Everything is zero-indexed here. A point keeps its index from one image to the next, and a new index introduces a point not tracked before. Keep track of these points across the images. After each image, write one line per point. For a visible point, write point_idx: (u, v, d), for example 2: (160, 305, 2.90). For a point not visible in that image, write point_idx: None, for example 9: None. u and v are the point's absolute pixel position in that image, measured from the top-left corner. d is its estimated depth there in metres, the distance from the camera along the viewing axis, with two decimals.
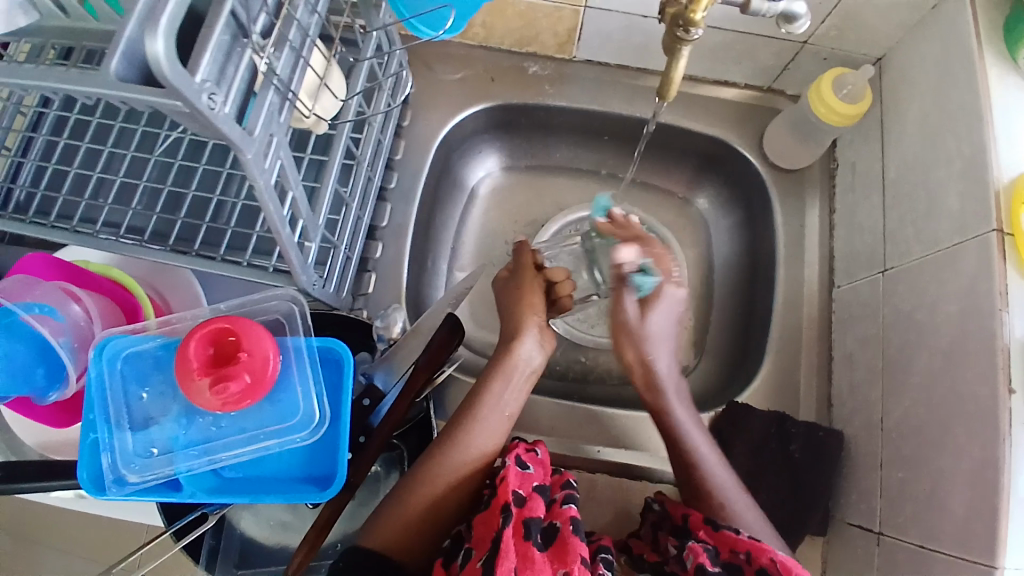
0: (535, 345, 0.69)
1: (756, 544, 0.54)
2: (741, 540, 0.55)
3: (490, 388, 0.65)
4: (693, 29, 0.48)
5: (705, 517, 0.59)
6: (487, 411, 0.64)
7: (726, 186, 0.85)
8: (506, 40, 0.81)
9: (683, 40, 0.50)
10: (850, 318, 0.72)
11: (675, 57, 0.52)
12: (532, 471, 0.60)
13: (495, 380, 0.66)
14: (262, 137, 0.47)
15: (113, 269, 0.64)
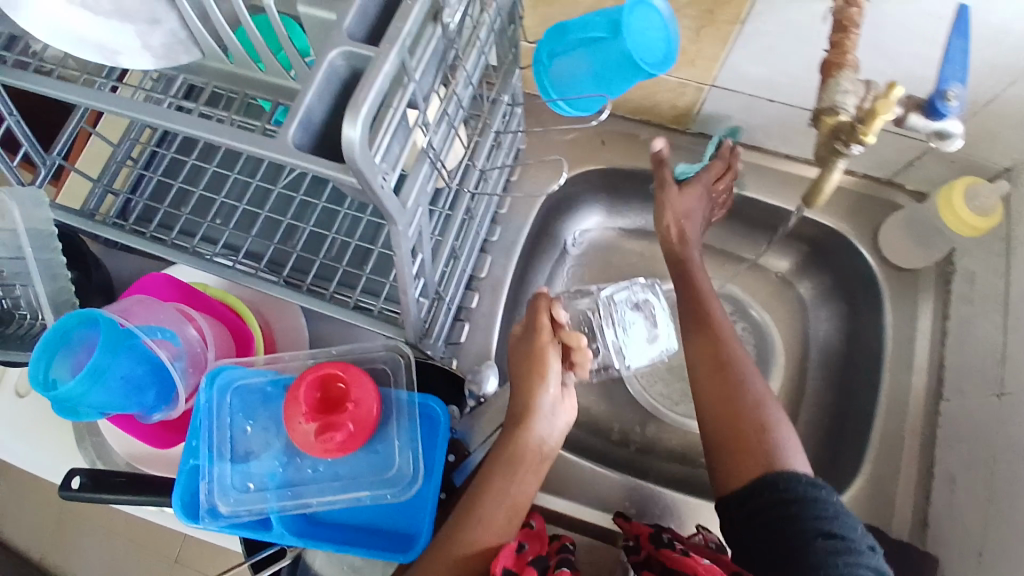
0: (556, 421, 0.56)
1: (684, 559, 0.58)
2: (675, 557, 0.59)
3: (508, 476, 0.54)
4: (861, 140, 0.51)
5: (649, 533, 0.64)
6: (492, 509, 0.52)
7: (827, 275, 0.83)
8: (621, 106, 0.81)
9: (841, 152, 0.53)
10: (957, 436, 0.68)
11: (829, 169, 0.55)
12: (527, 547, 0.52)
13: (497, 474, 0.54)
14: (411, 208, 0.48)
15: (230, 296, 0.66)
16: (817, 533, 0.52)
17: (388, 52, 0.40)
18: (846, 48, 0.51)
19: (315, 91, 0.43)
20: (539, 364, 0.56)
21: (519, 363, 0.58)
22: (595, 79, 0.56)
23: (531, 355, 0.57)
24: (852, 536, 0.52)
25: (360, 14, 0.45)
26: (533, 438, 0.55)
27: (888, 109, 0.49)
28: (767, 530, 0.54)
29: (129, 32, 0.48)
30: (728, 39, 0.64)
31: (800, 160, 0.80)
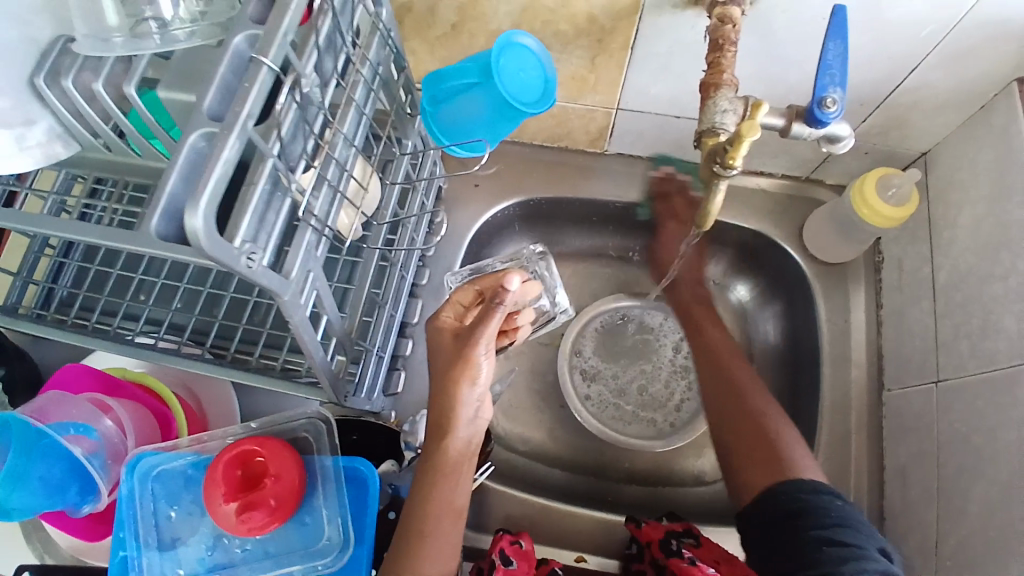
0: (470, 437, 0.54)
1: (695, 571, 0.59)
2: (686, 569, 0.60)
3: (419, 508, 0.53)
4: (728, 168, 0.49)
5: (660, 540, 0.65)
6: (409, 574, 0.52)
7: (765, 275, 0.82)
8: (538, 136, 0.81)
9: (720, 176, 0.51)
10: (903, 428, 0.68)
11: (712, 190, 0.53)
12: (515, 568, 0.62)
13: (426, 479, 0.53)
14: (298, 278, 0.47)
15: (146, 377, 0.65)
16: (825, 504, 0.55)
17: (228, 135, 0.38)
18: (722, 67, 0.51)
19: (178, 177, 0.40)
20: (466, 369, 0.51)
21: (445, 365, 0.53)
22: (482, 126, 0.55)
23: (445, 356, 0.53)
24: (850, 512, 0.54)
25: (226, 89, 0.42)
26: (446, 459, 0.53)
27: (751, 133, 0.46)
28: (777, 541, 0.54)
29: (4, 137, 0.45)
30: (623, 64, 0.65)
31: None
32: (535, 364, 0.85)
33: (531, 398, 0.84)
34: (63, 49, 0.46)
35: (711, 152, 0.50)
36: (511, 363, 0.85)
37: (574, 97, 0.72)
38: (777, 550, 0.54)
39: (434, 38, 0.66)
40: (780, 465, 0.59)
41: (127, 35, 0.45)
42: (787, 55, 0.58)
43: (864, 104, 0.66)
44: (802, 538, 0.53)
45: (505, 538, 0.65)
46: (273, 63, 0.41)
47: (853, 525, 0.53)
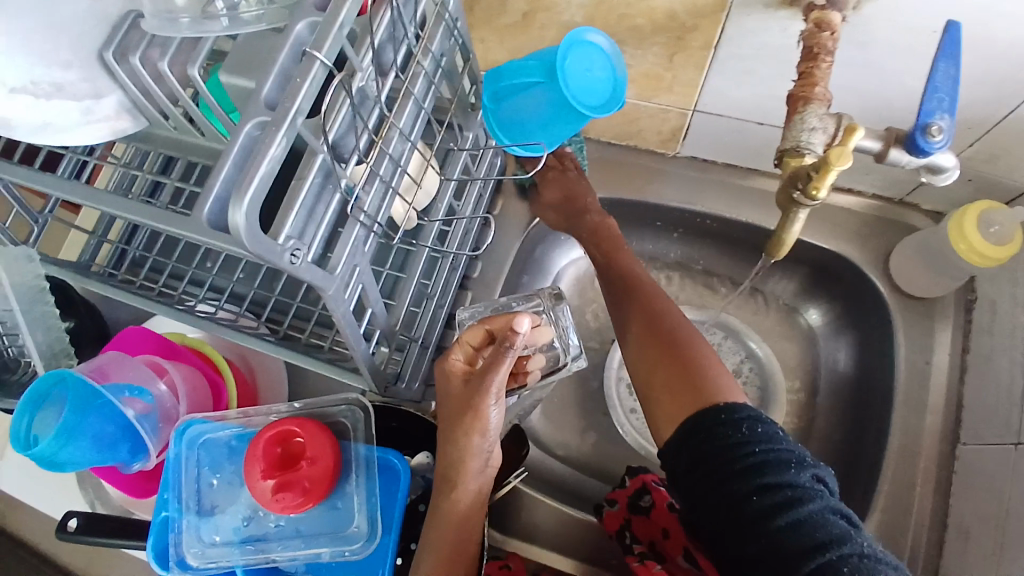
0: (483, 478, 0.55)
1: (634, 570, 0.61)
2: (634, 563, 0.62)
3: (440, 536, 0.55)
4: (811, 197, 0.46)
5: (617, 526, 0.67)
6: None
7: (838, 302, 0.76)
8: (606, 133, 0.78)
9: (802, 202, 0.48)
10: (976, 488, 0.62)
11: (790, 214, 0.50)
12: None
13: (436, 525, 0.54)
14: (344, 273, 0.46)
15: (203, 345, 0.69)
16: (751, 435, 0.49)
17: (276, 130, 0.38)
18: (815, 79, 0.46)
19: (230, 167, 0.40)
20: (473, 420, 0.53)
21: (453, 411, 0.54)
22: (541, 126, 0.52)
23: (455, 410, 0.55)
24: (784, 441, 0.49)
25: (283, 75, 0.41)
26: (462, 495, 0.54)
27: (841, 163, 0.43)
28: (704, 460, 0.50)
29: (71, 109, 0.46)
30: (703, 65, 0.60)
31: None
32: (582, 367, 0.84)
33: (573, 401, 0.82)
34: (133, 23, 0.45)
35: (793, 176, 0.47)
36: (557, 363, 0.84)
37: (647, 97, 0.68)
38: (710, 492, 0.49)
39: (504, 27, 0.63)
40: (697, 395, 0.52)
41: (194, 16, 0.43)
42: (888, 68, 0.52)
43: (974, 128, 0.59)
44: (729, 484, 0.48)
45: (490, 563, 0.70)
46: (326, 58, 0.40)
47: (790, 461, 0.48)
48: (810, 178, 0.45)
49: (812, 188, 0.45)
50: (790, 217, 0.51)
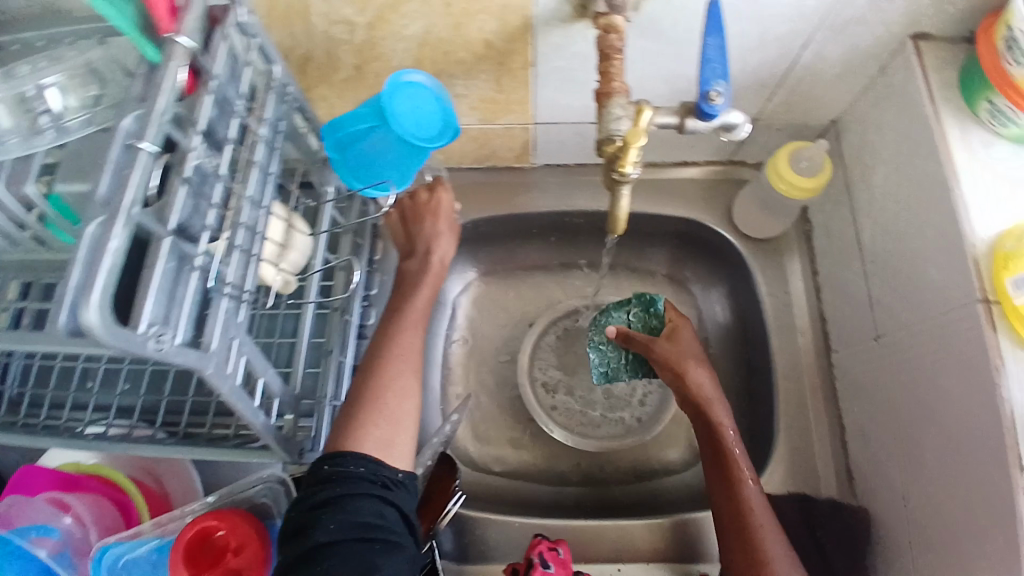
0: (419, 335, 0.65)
1: None
2: None
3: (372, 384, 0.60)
4: (626, 172, 0.50)
5: None
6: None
7: (705, 262, 0.85)
8: (466, 159, 0.82)
9: (622, 181, 0.52)
10: (855, 387, 0.71)
11: (616, 195, 0.53)
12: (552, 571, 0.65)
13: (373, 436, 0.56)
14: (220, 348, 0.47)
15: (104, 467, 0.66)
16: None
17: (112, 224, 0.38)
18: (611, 77, 0.52)
19: (80, 267, 0.38)
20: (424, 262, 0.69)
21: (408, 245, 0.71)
22: (388, 167, 0.53)
23: (415, 275, 0.68)
24: None
25: (118, 173, 0.41)
26: (401, 357, 0.62)
27: (639, 139, 0.48)
28: None
29: None
30: (528, 81, 0.65)
31: (644, 165, 0.83)
32: (500, 381, 0.87)
33: (499, 416, 0.85)
34: None
35: (610, 160, 0.51)
36: (475, 386, 0.86)
37: (490, 120, 0.72)
38: None
39: (341, 83, 0.65)
40: None
41: (22, 134, 0.46)
42: (680, 53, 0.60)
43: (765, 86, 0.68)
44: None
45: (542, 542, 0.68)
46: (151, 146, 0.41)
47: None
48: (620, 157, 0.50)
49: (622, 167, 0.50)
50: (618, 198, 0.54)
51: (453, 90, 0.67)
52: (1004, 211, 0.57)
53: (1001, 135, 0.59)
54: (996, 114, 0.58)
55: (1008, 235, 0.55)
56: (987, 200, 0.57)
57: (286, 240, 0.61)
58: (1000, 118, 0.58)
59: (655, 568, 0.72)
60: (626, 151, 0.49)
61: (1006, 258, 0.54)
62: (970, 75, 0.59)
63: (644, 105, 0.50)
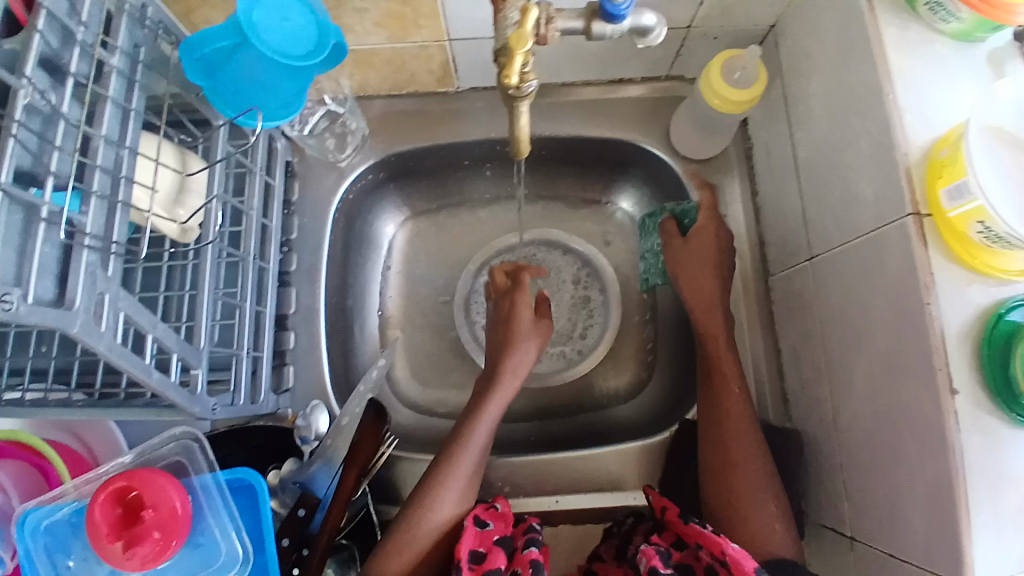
0: (492, 432, 0.66)
1: (715, 536, 0.55)
2: (704, 534, 0.56)
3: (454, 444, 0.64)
4: (519, 86, 0.46)
5: (680, 511, 0.60)
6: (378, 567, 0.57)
7: (646, 187, 0.83)
8: (382, 87, 0.76)
9: (519, 97, 0.48)
10: (790, 309, 0.70)
11: (515, 111, 0.50)
12: (491, 527, 0.59)
13: (424, 501, 0.60)
14: (87, 305, 0.43)
15: (20, 431, 0.62)
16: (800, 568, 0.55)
17: None
18: None
19: None
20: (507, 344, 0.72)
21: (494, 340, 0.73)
22: (261, 90, 0.49)
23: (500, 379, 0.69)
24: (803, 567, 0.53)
25: None
26: (469, 450, 0.63)
27: (524, 44, 0.43)
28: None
29: None
30: None
31: (579, 85, 0.78)
32: (440, 322, 0.84)
33: (439, 357, 0.83)
34: None
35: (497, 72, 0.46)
36: (412, 327, 0.84)
37: (399, 38, 0.66)
38: None
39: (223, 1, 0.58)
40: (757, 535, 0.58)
41: None
42: None
43: None
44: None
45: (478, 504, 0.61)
46: None
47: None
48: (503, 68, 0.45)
49: (506, 78, 0.45)
50: (517, 115, 0.50)
51: (353, 5, 0.60)
52: (940, 117, 0.53)
53: (942, 31, 0.55)
54: (935, 7, 0.54)
55: (941, 143, 0.52)
56: (922, 104, 0.54)
57: (169, 194, 0.56)
58: (940, 11, 0.54)
59: (595, 496, 0.72)
60: (511, 59, 0.44)
61: (942, 165, 0.51)
62: None
63: (533, 6, 0.44)
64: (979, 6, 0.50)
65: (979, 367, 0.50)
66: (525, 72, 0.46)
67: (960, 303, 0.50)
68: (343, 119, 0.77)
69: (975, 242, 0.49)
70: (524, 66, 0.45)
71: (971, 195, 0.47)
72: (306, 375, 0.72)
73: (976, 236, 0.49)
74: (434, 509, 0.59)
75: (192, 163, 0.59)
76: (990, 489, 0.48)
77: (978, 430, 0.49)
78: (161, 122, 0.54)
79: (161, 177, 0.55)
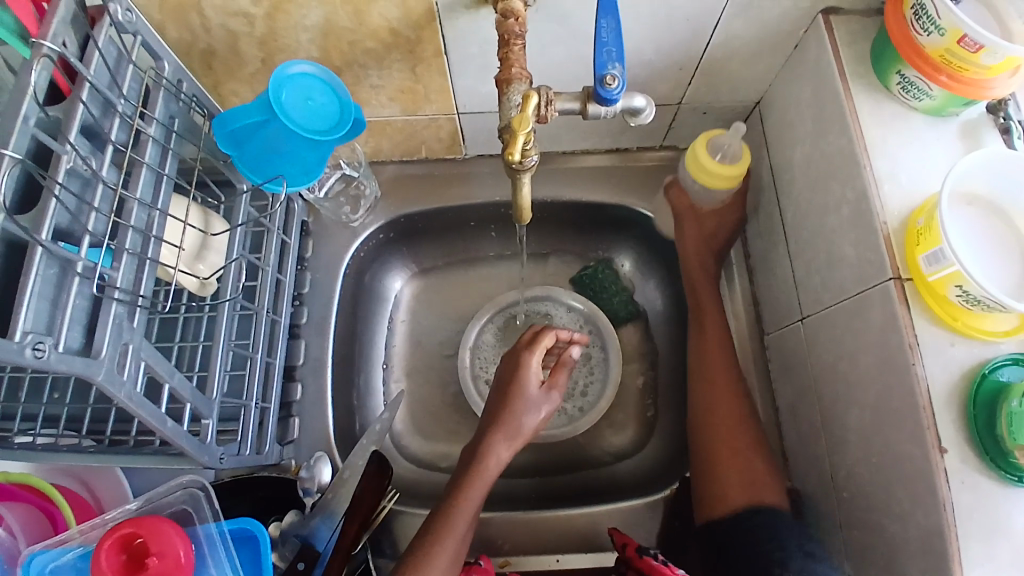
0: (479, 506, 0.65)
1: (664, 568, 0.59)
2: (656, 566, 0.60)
3: (449, 502, 0.64)
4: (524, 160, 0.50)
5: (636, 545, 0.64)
6: None
7: (644, 248, 0.86)
8: (394, 153, 0.81)
9: (522, 169, 0.52)
10: (785, 367, 0.72)
11: (518, 182, 0.54)
12: None
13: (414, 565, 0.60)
14: (112, 354, 0.45)
15: (31, 476, 0.64)
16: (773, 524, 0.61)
17: None
18: (510, 62, 0.50)
19: None
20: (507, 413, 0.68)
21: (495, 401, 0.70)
22: (286, 160, 0.53)
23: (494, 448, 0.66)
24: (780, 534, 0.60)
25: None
26: (458, 520, 0.63)
27: (526, 125, 0.47)
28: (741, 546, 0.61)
29: None
30: (444, 71, 0.64)
31: (578, 154, 0.83)
32: (443, 376, 0.86)
33: (442, 410, 0.85)
34: None
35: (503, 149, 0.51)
36: (416, 380, 0.86)
37: (412, 111, 0.71)
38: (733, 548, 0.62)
39: (251, 77, 0.64)
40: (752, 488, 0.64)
41: None
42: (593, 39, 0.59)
43: (683, 68, 0.67)
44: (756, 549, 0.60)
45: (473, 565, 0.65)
46: (17, 152, 0.40)
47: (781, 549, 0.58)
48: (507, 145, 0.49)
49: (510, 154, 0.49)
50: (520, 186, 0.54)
51: (369, 81, 0.65)
52: (915, 188, 0.57)
53: (914, 108, 0.59)
54: (907, 87, 0.58)
55: (918, 212, 0.55)
56: (897, 176, 0.57)
57: (189, 252, 0.60)
58: (912, 91, 0.58)
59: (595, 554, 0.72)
60: (514, 138, 0.48)
61: (919, 233, 0.54)
62: (882, 49, 0.59)
63: (533, 91, 0.49)
64: (950, 84, 0.55)
65: (969, 424, 0.51)
66: (527, 148, 0.50)
67: (945, 362, 0.52)
68: (357, 183, 0.81)
69: (954, 304, 0.52)
70: (526, 144, 0.49)
71: (948, 261, 0.50)
72: (311, 426, 0.74)
73: (956, 299, 0.52)
74: (429, 573, 0.60)
75: (213, 222, 0.63)
76: (986, 547, 0.49)
77: (969, 487, 0.50)
78: (190, 185, 0.58)
79: (186, 232, 0.59)
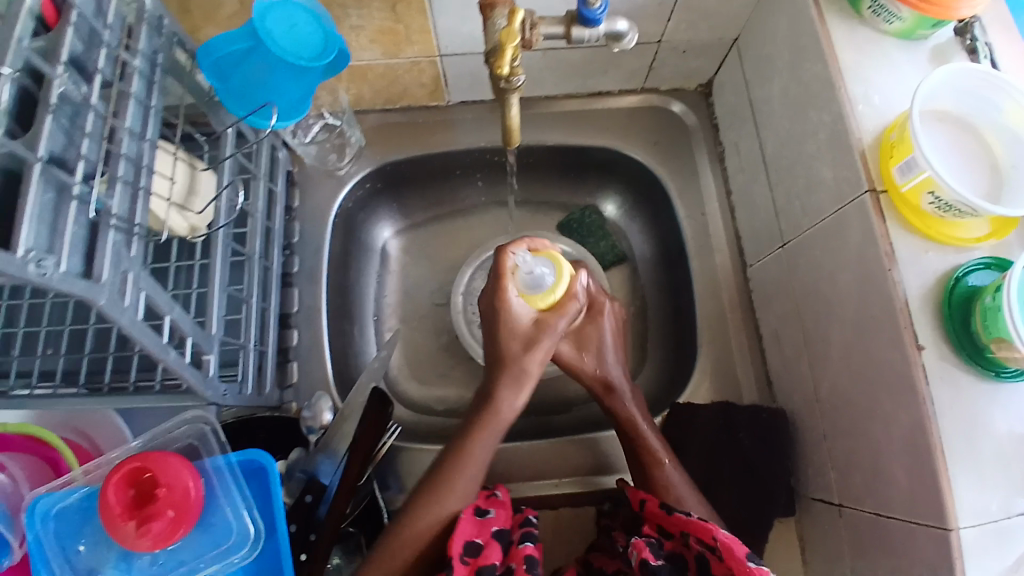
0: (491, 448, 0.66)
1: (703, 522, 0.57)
2: (691, 521, 0.58)
3: (461, 443, 0.66)
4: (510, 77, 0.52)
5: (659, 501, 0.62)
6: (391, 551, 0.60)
7: (629, 191, 0.88)
8: (378, 101, 0.81)
9: (510, 88, 0.53)
10: (767, 295, 0.75)
11: (505, 103, 0.56)
12: (493, 516, 0.60)
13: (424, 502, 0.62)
14: (113, 279, 0.46)
15: (29, 425, 0.64)
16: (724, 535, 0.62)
17: None
18: None
19: None
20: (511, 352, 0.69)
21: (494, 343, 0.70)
22: (271, 89, 0.54)
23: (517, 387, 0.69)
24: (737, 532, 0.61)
25: None
26: (470, 460, 0.65)
27: (513, 38, 0.49)
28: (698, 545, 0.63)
29: None
30: (425, 8, 0.64)
31: (560, 98, 0.84)
32: (436, 325, 0.87)
33: (437, 357, 0.86)
34: None
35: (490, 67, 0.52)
36: (409, 330, 0.87)
37: (394, 53, 0.72)
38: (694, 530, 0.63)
39: (229, 20, 0.64)
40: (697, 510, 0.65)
41: None
42: None
43: (663, 2, 0.69)
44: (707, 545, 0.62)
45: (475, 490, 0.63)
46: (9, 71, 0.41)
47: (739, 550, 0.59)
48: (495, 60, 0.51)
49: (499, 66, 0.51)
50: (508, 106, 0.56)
51: (349, 21, 0.66)
52: (887, 107, 0.59)
53: (886, 32, 0.61)
54: (878, 10, 0.60)
55: (890, 127, 0.58)
56: (870, 95, 0.60)
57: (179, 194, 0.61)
58: (883, 14, 0.60)
59: (593, 479, 0.75)
60: (502, 52, 0.50)
61: (892, 146, 0.56)
62: None
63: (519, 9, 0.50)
64: (920, 3, 0.57)
65: (943, 322, 0.54)
66: (515, 64, 0.51)
67: (919, 268, 0.55)
68: (341, 130, 0.82)
69: (929, 212, 0.55)
70: (513, 60, 0.51)
71: (920, 168, 0.52)
72: (309, 372, 0.75)
73: (929, 207, 0.54)
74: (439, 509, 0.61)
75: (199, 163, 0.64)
76: (962, 436, 0.52)
77: (945, 382, 0.53)
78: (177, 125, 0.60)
79: (177, 169, 0.60)
